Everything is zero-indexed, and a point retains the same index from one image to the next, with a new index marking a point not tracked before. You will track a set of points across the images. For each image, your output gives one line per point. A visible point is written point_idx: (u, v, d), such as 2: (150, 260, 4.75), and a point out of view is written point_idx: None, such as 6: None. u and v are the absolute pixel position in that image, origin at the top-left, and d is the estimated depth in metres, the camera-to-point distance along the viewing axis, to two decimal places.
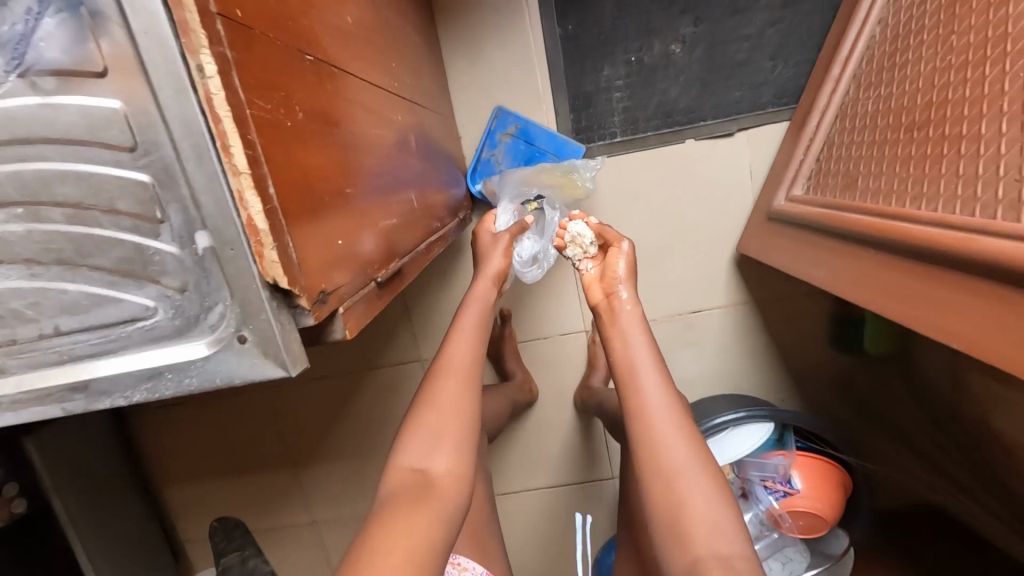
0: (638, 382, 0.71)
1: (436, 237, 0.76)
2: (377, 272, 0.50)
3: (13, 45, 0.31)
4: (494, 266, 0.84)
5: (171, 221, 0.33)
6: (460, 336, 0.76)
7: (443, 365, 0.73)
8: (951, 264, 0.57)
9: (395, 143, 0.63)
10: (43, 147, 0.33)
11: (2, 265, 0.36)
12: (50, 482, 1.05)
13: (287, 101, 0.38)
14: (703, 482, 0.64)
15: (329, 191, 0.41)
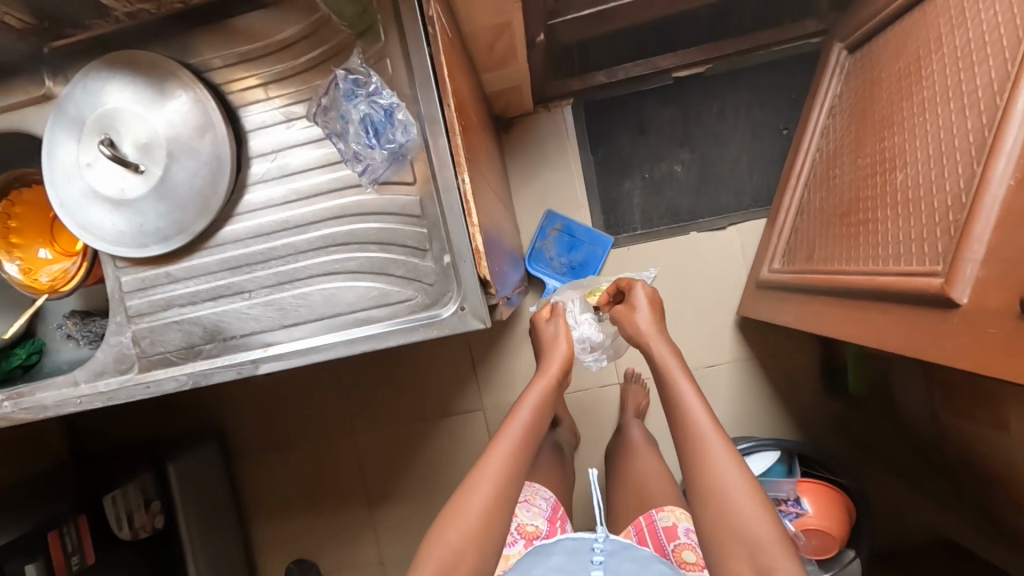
0: (685, 415, 0.76)
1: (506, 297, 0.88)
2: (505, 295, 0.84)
3: (374, 171, 0.63)
4: (560, 353, 0.93)
5: (433, 249, 0.63)
6: (525, 406, 0.83)
7: (515, 413, 0.82)
8: (896, 301, 0.78)
9: (499, 229, 0.98)
10: (375, 216, 0.64)
11: (338, 275, 0.65)
12: (180, 503, 1.27)
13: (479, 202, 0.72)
14: (751, 504, 0.68)
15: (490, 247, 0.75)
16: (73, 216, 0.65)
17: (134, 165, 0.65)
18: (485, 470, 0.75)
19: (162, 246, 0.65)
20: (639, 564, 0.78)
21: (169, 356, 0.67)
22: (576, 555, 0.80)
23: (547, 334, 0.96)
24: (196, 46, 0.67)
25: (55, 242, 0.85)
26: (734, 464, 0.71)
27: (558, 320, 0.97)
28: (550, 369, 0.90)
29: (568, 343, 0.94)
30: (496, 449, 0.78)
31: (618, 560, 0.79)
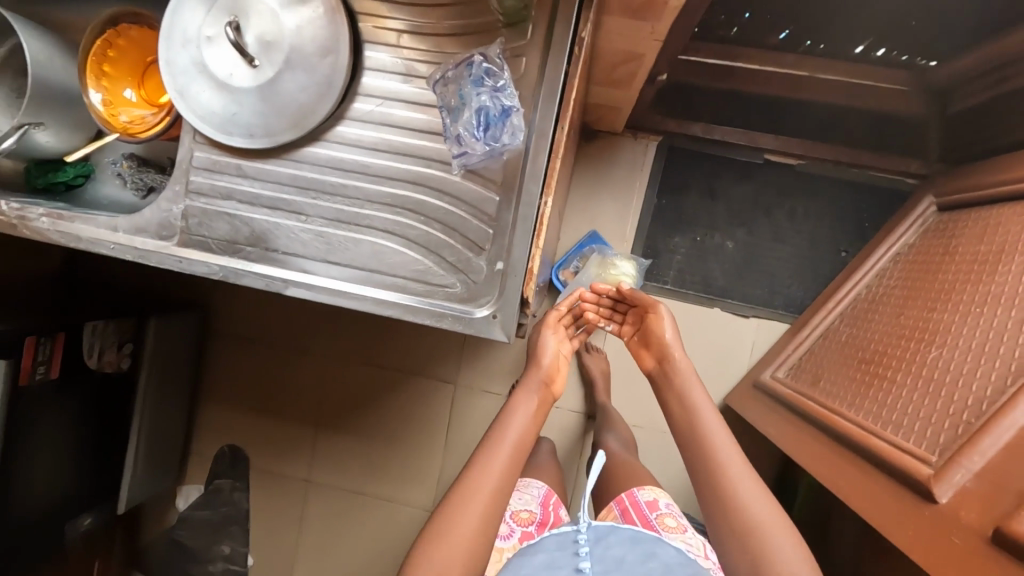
0: (696, 414, 0.89)
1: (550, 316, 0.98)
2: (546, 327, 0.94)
3: (463, 157, 0.63)
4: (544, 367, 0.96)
5: (489, 250, 0.64)
6: (514, 421, 0.87)
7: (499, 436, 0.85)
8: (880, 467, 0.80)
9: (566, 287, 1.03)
10: (449, 197, 0.65)
11: (392, 237, 0.66)
12: (148, 357, 1.33)
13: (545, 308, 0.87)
14: (756, 491, 0.81)
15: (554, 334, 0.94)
16: (175, 79, 0.66)
17: (251, 57, 0.65)
18: (479, 482, 0.79)
19: (246, 141, 0.66)
20: (625, 545, 0.75)
21: (205, 241, 0.69)
22: (562, 547, 0.75)
23: (538, 347, 0.99)
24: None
25: (141, 86, 0.87)
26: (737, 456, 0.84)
27: (549, 332, 1.00)
28: (534, 386, 0.93)
29: (555, 364, 0.97)
30: (491, 459, 0.82)
31: (604, 546, 0.75)
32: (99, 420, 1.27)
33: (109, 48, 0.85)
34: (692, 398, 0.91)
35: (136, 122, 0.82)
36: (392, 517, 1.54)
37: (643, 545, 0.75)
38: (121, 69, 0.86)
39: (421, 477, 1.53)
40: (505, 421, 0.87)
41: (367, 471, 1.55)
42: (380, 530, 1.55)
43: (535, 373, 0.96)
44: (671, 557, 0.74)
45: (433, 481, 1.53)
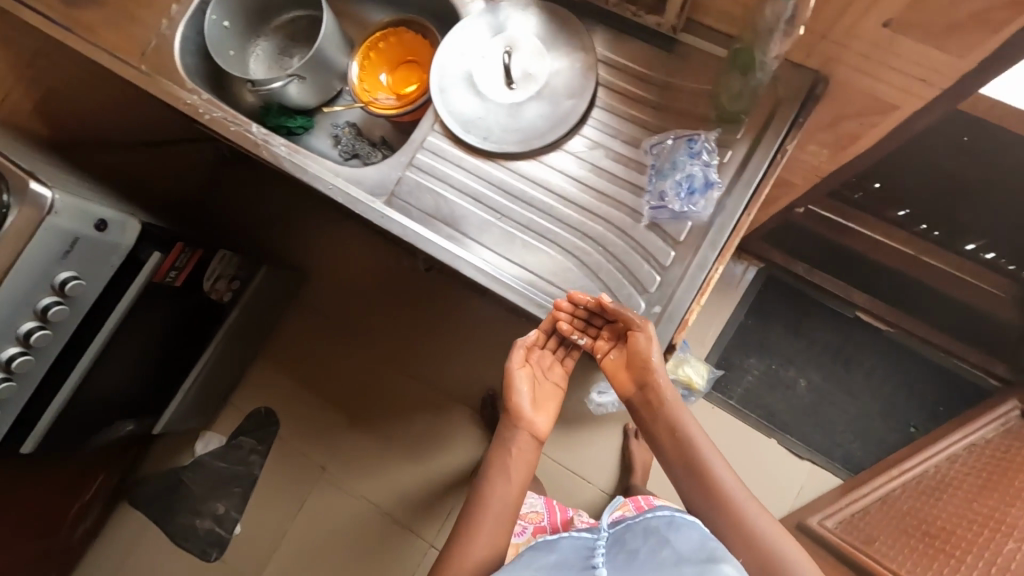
0: (693, 442, 0.76)
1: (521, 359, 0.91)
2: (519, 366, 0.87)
3: (658, 211, 0.72)
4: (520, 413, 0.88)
5: (652, 294, 0.72)
6: (500, 479, 0.85)
7: (480, 499, 0.83)
8: None
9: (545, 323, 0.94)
10: (632, 239, 0.74)
11: (571, 256, 0.75)
12: (246, 299, 1.45)
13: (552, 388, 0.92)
14: (770, 523, 0.71)
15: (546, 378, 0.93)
16: (442, 76, 0.79)
17: (509, 79, 0.79)
18: (468, 549, 0.78)
19: (481, 140, 0.77)
20: (639, 538, 0.68)
21: (408, 205, 0.79)
22: (578, 552, 0.70)
23: (510, 388, 0.90)
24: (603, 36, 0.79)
25: (393, 73, 0.94)
26: (742, 488, 0.74)
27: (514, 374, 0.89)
28: (511, 442, 0.87)
29: (531, 400, 0.90)
30: (484, 515, 0.81)
31: (620, 546, 0.69)
32: (171, 354, 1.30)
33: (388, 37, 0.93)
34: (681, 421, 0.77)
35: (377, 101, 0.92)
36: (394, 533, 1.53)
37: (659, 535, 0.67)
38: (383, 53, 0.93)
39: (432, 500, 1.54)
40: (493, 478, 0.85)
41: (385, 479, 1.56)
42: (374, 540, 1.53)
43: (509, 421, 0.89)
44: (691, 543, 0.65)
45: (443, 512, 1.52)
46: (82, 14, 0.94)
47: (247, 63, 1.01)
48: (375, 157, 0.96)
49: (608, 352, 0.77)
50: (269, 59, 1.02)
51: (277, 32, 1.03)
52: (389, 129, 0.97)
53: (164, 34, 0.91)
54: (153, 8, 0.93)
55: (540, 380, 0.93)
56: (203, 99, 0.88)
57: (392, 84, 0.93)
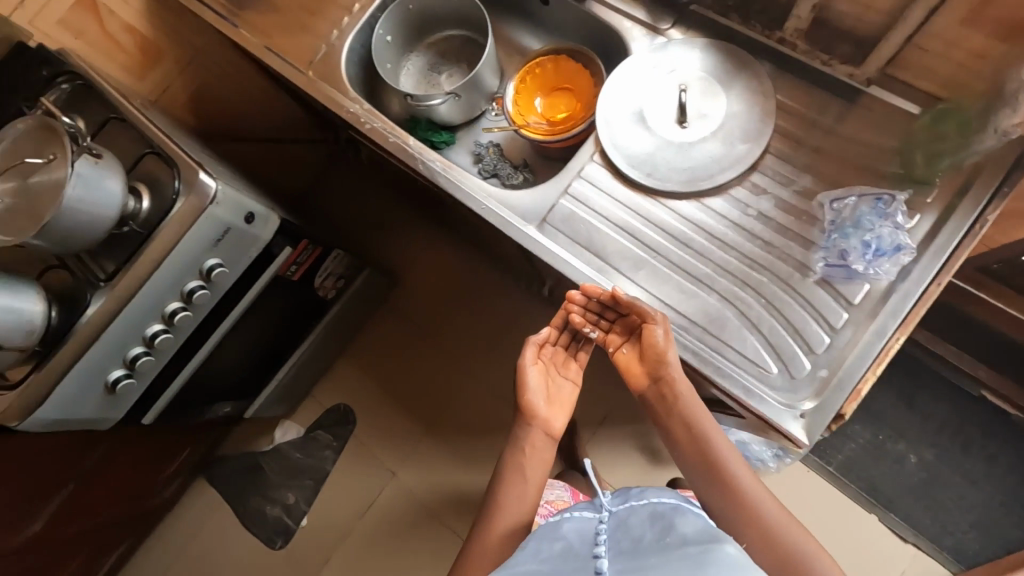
0: (702, 437, 0.80)
1: (533, 355, 0.95)
2: (531, 363, 0.94)
3: (833, 270, 0.68)
4: (537, 411, 0.93)
5: (818, 356, 0.67)
6: (520, 481, 0.88)
7: (504, 499, 0.87)
8: None
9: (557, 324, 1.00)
10: (798, 296, 0.70)
11: (729, 305, 0.72)
12: (345, 297, 1.48)
13: (557, 387, 0.96)
14: (777, 513, 0.73)
15: (561, 374, 0.97)
16: (609, 110, 0.80)
17: (679, 117, 0.78)
18: (490, 546, 0.81)
19: (645, 176, 0.77)
20: (644, 523, 0.59)
21: (561, 234, 0.79)
22: (581, 538, 0.60)
23: (523, 384, 0.94)
24: (783, 82, 0.79)
25: (548, 95, 0.93)
26: (751, 481, 0.76)
27: (528, 365, 0.94)
28: (524, 437, 0.91)
29: (544, 397, 0.94)
30: (502, 506, 0.86)
31: (625, 529, 0.59)
32: (274, 343, 1.34)
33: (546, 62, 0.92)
34: (693, 417, 0.81)
35: (534, 124, 0.91)
36: (438, 534, 1.53)
37: (666, 519, 0.58)
38: (541, 77, 0.92)
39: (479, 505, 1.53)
40: (510, 474, 0.89)
41: (452, 493, 1.55)
42: (417, 533, 1.54)
43: (522, 419, 0.93)
44: (700, 525, 0.55)
45: None
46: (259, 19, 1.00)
47: (398, 76, 1.05)
48: (515, 179, 0.96)
49: (620, 346, 0.88)
50: (418, 74, 1.06)
51: (430, 48, 1.06)
52: (532, 153, 0.97)
53: (333, 44, 0.95)
54: (325, 18, 0.97)
55: (555, 378, 0.97)
56: (365, 109, 0.91)
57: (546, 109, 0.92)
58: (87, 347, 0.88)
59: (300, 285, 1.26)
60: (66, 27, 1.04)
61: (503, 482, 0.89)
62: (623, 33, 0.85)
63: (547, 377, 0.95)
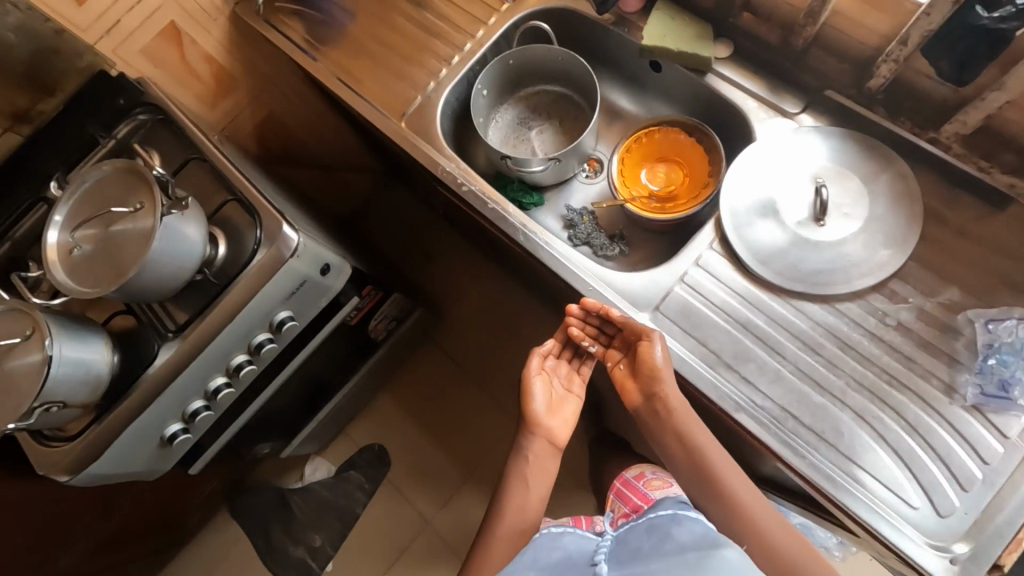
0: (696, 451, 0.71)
1: (535, 364, 0.88)
2: (534, 374, 0.87)
3: (986, 399, 0.63)
4: (539, 419, 0.85)
5: (968, 494, 0.62)
6: (521, 492, 0.83)
7: (505, 509, 0.82)
8: None
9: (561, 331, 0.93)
10: (944, 422, 0.64)
11: (865, 424, 0.66)
12: (393, 338, 1.42)
13: (558, 396, 0.88)
14: (781, 533, 0.67)
15: (566, 385, 0.89)
16: (736, 202, 0.75)
17: (813, 214, 0.73)
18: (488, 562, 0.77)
19: (775, 275, 0.71)
20: (642, 537, 0.63)
21: (676, 327, 0.73)
22: (580, 552, 0.65)
23: (525, 393, 0.86)
24: (927, 181, 0.73)
25: (657, 167, 0.88)
26: (750, 496, 0.68)
27: (531, 375, 0.86)
28: (528, 447, 0.85)
29: (546, 407, 0.86)
30: (505, 521, 0.81)
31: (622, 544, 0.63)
32: (322, 386, 1.28)
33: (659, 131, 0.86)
34: (690, 431, 0.71)
35: (642, 198, 0.86)
36: None
37: (662, 530, 0.61)
38: (651, 147, 0.88)
39: None
40: (512, 486, 0.83)
41: None
42: None
43: (524, 427, 0.86)
44: (696, 532, 0.59)
45: None
46: (353, 62, 0.96)
47: (487, 128, 1.00)
48: (610, 251, 0.90)
49: (618, 361, 0.75)
50: (508, 128, 1.01)
51: (523, 102, 1.02)
52: (628, 224, 0.92)
53: (431, 95, 0.91)
54: (424, 67, 0.93)
55: (558, 389, 0.89)
56: (461, 169, 0.86)
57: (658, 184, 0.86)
58: (149, 403, 0.83)
59: (356, 330, 1.21)
60: (150, 54, 0.99)
61: (503, 491, 0.84)
62: (746, 113, 0.79)
63: (548, 387, 0.88)
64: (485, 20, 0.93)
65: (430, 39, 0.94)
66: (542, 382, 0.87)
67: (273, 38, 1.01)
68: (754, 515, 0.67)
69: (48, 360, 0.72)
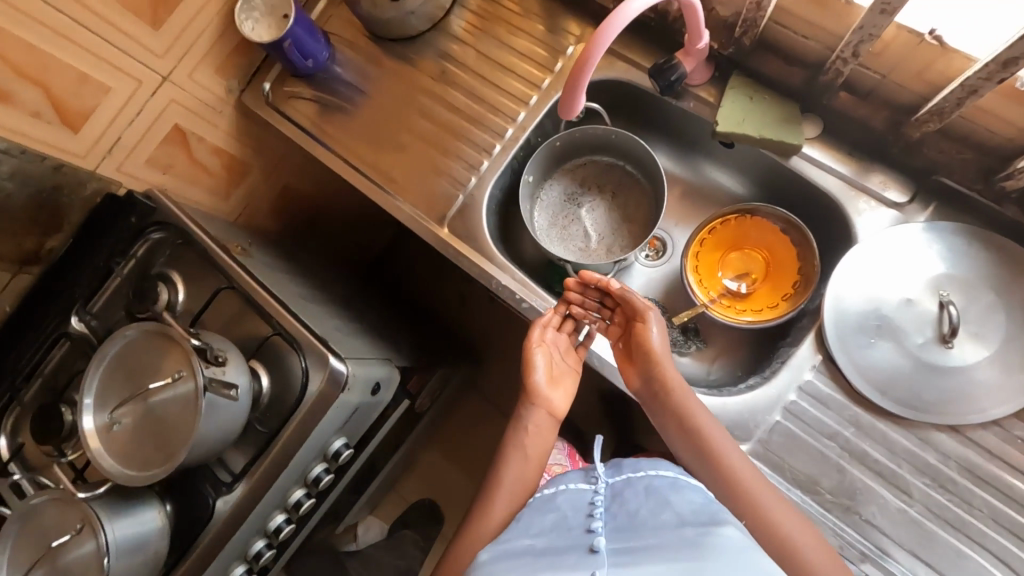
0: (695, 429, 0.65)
1: (541, 336, 0.74)
2: (540, 344, 0.73)
3: None
4: (539, 388, 0.73)
5: None
6: (515, 468, 0.71)
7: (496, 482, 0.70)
8: None
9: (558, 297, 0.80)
10: None
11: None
12: (438, 404, 1.37)
13: (561, 368, 0.75)
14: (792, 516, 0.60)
15: (572, 359, 0.76)
16: (842, 320, 0.66)
17: (937, 332, 0.63)
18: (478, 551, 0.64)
19: (893, 403, 0.63)
20: (640, 496, 0.58)
21: (782, 460, 0.66)
22: (576, 508, 0.59)
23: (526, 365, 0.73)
24: None
25: (729, 257, 0.80)
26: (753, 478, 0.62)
27: (535, 345, 0.73)
28: (529, 426, 0.73)
29: (548, 379, 0.74)
30: (499, 499, 0.69)
31: (619, 502, 0.58)
32: (372, 469, 1.23)
33: (732, 220, 0.78)
34: (688, 409, 0.67)
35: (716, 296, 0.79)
36: None
37: (660, 495, 0.57)
38: (724, 236, 0.80)
39: None
40: (508, 461, 0.71)
41: None
42: None
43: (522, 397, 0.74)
44: (697, 506, 0.55)
45: None
46: (382, 156, 0.87)
47: (532, 211, 0.89)
48: (687, 349, 0.81)
49: (615, 340, 0.76)
50: (554, 207, 0.90)
51: (569, 176, 0.91)
52: (703, 317, 0.82)
53: (473, 193, 0.83)
54: (461, 159, 0.84)
55: (561, 364, 0.75)
56: (519, 280, 0.79)
57: (736, 278, 0.79)
58: (208, 564, 0.77)
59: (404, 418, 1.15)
60: (155, 163, 0.89)
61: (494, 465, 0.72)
62: (845, 203, 0.68)
63: (555, 361, 0.74)
64: (524, 100, 0.83)
65: (464, 125, 0.84)
66: (547, 352, 0.74)
67: (287, 129, 0.92)
68: (760, 499, 0.60)
69: (105, 555, 0.68)
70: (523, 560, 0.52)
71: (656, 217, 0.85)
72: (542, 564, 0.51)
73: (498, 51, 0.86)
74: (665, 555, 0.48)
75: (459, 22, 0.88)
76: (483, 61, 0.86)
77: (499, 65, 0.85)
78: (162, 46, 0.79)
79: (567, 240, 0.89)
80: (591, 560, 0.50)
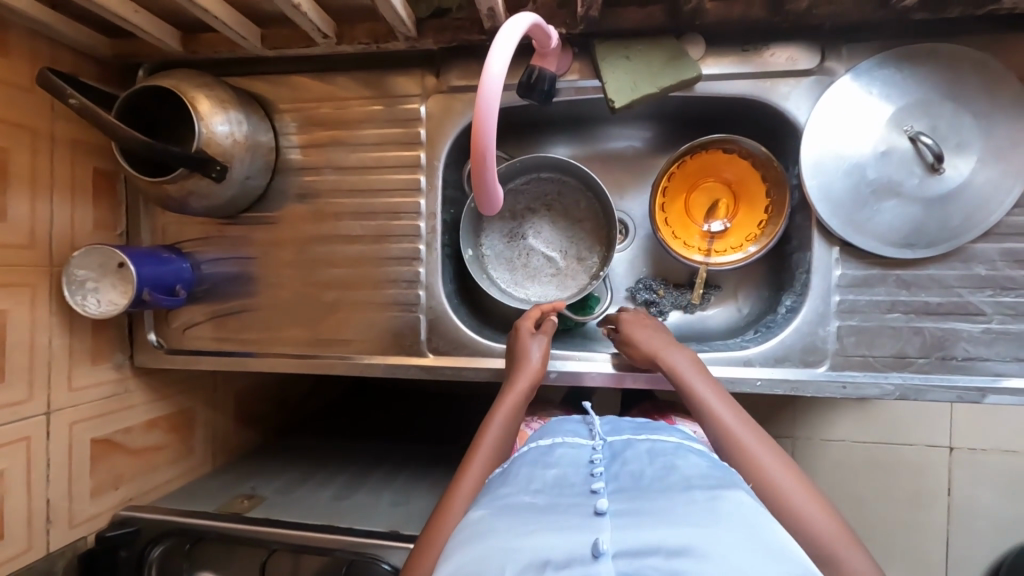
0: (707, 411, 0.58)
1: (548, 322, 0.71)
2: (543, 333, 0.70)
3: None
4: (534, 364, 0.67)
5: None
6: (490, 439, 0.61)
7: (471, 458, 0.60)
8: None
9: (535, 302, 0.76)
10: None
11: None
12: None
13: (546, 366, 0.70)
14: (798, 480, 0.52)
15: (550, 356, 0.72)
16: (839, 205, 0.64)
17: (923, 164, 0.63)
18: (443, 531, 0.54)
19: (927, 248, 0.63)
20: (644, 459, 0.52)
21: (865, 356, 0.64)
22: (575, 465, 0.53)
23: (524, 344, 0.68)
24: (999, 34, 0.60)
25: (692, 203, 0.77)
26: (780, 466, 0.53)
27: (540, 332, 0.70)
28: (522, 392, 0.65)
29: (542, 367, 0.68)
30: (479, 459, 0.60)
31: (620, 464, 0.52)
32: None
33: (676, 169, 0.74)
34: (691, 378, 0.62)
35: (707, 246, 0.75)
36: None
37: (664, 459, 0.52)
38: (678, 185, 0.76)
39: None
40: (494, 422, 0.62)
41: None
42: None
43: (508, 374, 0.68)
44: (703, 468, 0.50)
45: None
46: (317, 327, 0.77)
47: (490, 274, 0.80)
48: (708, 303, 0.80)
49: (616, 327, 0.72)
50: (505, 255, 0.82)
51: (499, 219, 0.83)
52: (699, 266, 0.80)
53: (432, 304, 0.75)
54: (398, 280, 0.75)
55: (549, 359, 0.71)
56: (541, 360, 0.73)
57: (711, 218, 0.76)
58: None
59: None
60: (104, 489, 0.76)
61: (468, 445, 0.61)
62: (768, 97, 0.65)
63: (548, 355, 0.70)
64: (415, 187, 0.74)
65: (376, 247, 0.75)
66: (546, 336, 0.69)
67: (204, 362, 0.80)
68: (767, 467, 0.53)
69: None
70: (520, 512, 0.46)
71: (605, 201, 0.79)
72: (541, 526, 0.44)
73: (355, 155, 0.75)
74: (673, 514, 0.43)
75: (295, 151, 0.77)
76: (346, 174, 0.76)
77: (362, 168, 0.75)
78: (23, 390, 0.66)
79: (537, 276, 0.81)
80: (594, 519, 0.44)
